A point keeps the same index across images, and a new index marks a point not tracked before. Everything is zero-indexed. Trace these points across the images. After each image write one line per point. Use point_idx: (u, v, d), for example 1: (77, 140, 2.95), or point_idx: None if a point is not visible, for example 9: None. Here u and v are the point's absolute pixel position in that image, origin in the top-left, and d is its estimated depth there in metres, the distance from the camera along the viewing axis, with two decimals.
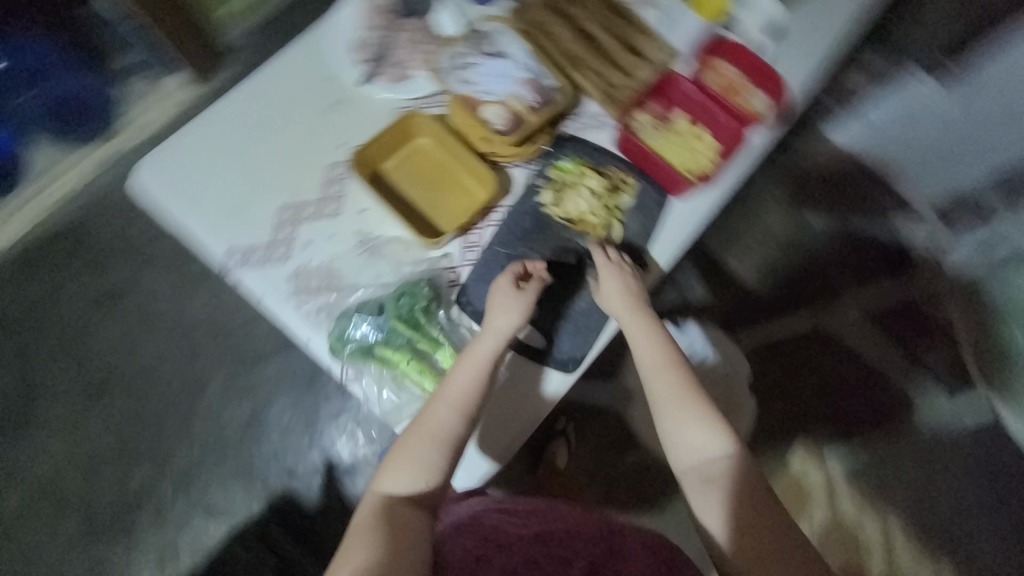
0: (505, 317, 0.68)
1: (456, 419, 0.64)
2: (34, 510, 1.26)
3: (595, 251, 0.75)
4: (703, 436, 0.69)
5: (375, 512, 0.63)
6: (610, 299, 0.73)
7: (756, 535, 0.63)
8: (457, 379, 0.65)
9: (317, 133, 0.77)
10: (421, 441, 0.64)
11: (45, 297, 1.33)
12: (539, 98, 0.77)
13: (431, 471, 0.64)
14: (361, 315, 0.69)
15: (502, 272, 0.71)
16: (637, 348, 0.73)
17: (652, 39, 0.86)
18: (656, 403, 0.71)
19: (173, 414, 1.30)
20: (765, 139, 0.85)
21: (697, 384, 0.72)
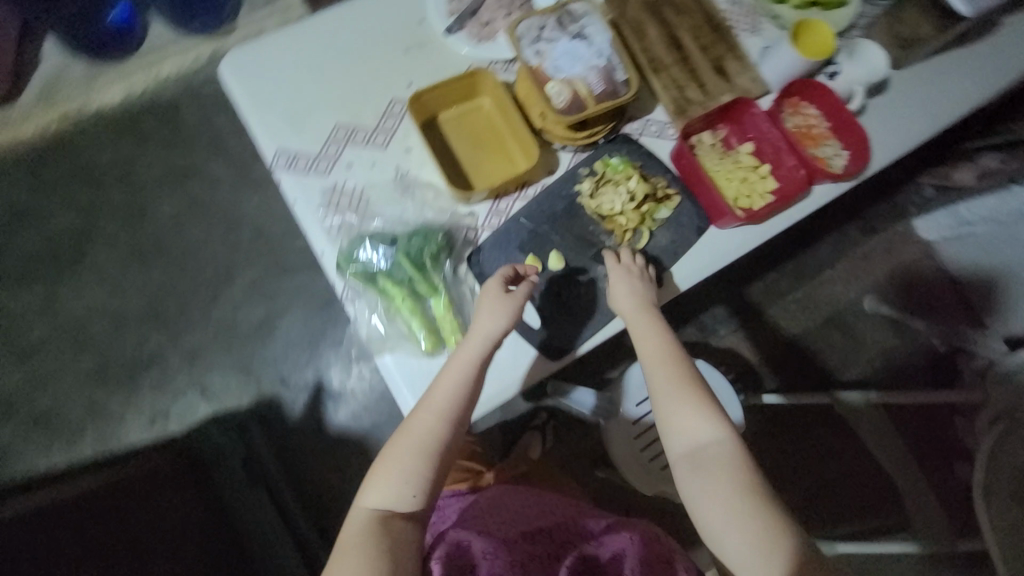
0: (491, 321, 0.68)
1: (442, 428, 0.65)
2: (67, 339, 1.42)
3: (610, 254, 0.75)
4: (695, 418, 0.67)
5: (364, 530, 0.62)
6: (619, 300, 0.73)
7: (750, 520, 0.61)
8: (441, 386, 0.66)
9: (387, 66, 0.80)
10: (408, 450, 0.64)
11: (126, 159, 1.48)
12: (606, 89, 0.74)
13: (418, 481, 0.64)
14: (375, 241, 0.72)
15: (491, 277, 0.72)
16: (640, 339, 0.72)
17: (742, 65, 0.84)
18: (652, 391, 0.70)
19: (200, 297, 1.44)
20: (825, 193, 0.83)
21: (695, 376, 0.70)
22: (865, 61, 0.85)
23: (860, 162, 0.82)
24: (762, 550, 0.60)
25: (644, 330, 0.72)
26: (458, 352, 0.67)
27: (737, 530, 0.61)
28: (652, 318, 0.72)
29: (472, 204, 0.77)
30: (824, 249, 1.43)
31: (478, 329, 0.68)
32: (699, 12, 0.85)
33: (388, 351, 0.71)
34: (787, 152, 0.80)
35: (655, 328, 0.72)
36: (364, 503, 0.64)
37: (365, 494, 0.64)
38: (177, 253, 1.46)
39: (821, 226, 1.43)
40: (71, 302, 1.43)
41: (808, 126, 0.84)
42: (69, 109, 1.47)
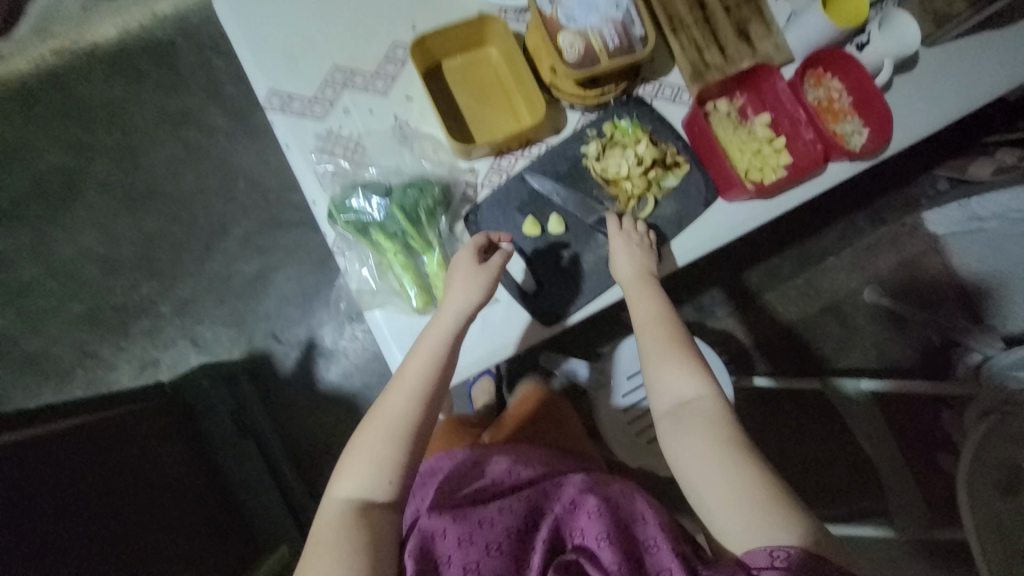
0: (462, 295, 0.65)
1: (415, 409, 0.62)
2: (58, 281, 1.40)
3: (611, 220, 0.72)
4: (682, 374, 0.65)
5: (338, 522, 0.57)
6: (622, 264, 0.70)
7: (734, 476, 0.58)
8: (411, 366, 0.63)
9: (392, 7, 0.75)
10: (379, 433, 0.61)
11: (119, 98, 1.42)
12: (621, 44, 0.69)
13: (393, 466, 0.60)
14: (368, 191, 0.69)
15: (463, 247, 0.68)
16: (633, 294, 0.69)
17: (767, 30, 0.80)
18: (643, 348, 0.68)
19: (194, 247, 1.41)
20: (840, 171, 0.79)
21: (686, 336, 0.68)
22: (899, 32, 0.78)
23: (881, 139, 0.78)
24: (736, 502, 0.56)
25: (642, 291, 0.69)
26: (429, 329, 0.64)
27: (714, 485, 0.58)
28: (646, 275, 0.70)
29: (472, 160, 0.74)
30: (832, 236, 1.40)
31: (449, 304, 0.65)
32: None
33: (378, 306, 0.69)
34: (805, 125, 0.76)
35: (649, 287, 0.69)
36: (337, 495, 0.60)
37: (337, 485, 0.60)
38: (171, 200, 1.42)
39: (830, 212, 1.40)
40: (61, 244, 1.40)
41: (829, 100, 0.80)
42: (62, 42, 1.40)
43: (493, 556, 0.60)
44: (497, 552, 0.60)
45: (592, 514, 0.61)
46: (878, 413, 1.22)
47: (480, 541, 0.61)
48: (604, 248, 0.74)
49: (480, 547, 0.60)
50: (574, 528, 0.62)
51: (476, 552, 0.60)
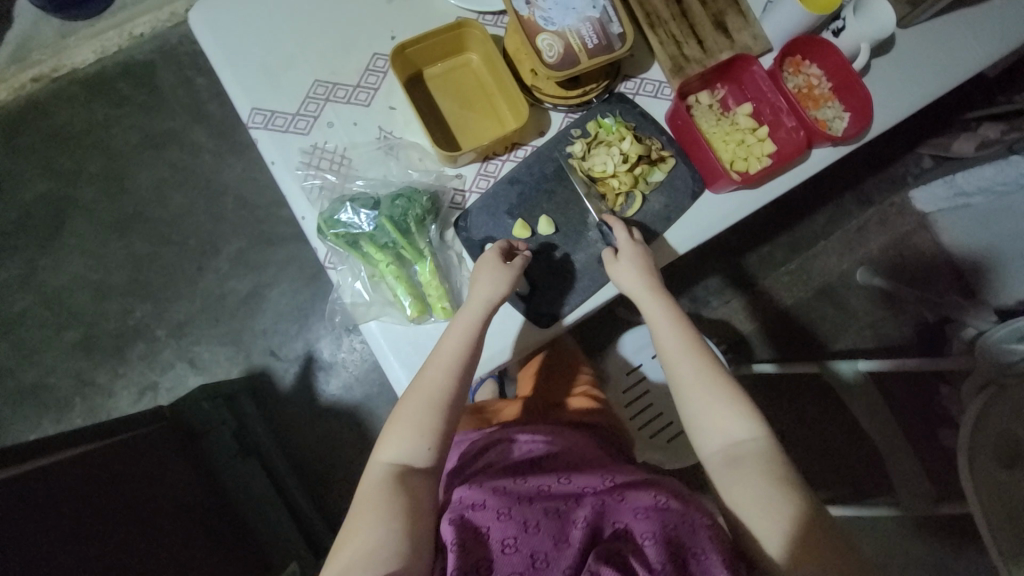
0: (488, 287, 0.67)
1: (449, 386, 0.65)
2: (51, 310, 1.39)
3: (618, 227, 0.72)
4: (722, 411, 0.67)
5: (383, 483, 0.62)
6: (625, 274, 0.71)
7: (792, 516, 0.59)
8: (443, 348, 0.66)
9: (370, 18, 0.75)
10: (417, 408, 0.65)
11: (101, 123, 1.41)
12: (600, 43, 0.69)
13: (429, 436, 0.65)
14: (355, 204, 0.69)
15: (489, 248, 0.70)
16: (660, 335, 0.71)
17: (743, 20, 0.81)
18: (678, 389, 0.69)
19: (185, 268, 1.41)
20: (824, 156, 0.80)
21: (719, 369, 0.69)
22: (875, 17, 0.78)
23: (862, 123, 0.79)
24: (802, 547, 0.57)
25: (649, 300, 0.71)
26: (458, 317, 0.66)
27: (774, 529, 0.59)
28: (669, 309, 0.72)
29: (459, 166, 0.74)
30: (821, 220, 1.41)
31: (477, 293, 0.67)
32: None
33: (374, 317, 0.69)
34: (787, 112, 0.77)
35: (675, 322, 0.71)
36: (381, 458, 0.64)
37: (381, 450, 0.65)
38: (160, 222, 1.42)
39: (818, 196, 1.41)
40: (52, 272, 1.39)
41: (809, 86, 0.81)
42: (42, 70, 1.39)
43: (532, 531, 0.60)
44: (535, 526, 0.60)
45: (640, 512, 0.61)
46: (877, 393, 1.23)
47: (519, 515, 0.61)
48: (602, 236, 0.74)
49: (519, 520, 0.60)
50: (618, 518, 0.62)
51: (515, 526, 0.60)
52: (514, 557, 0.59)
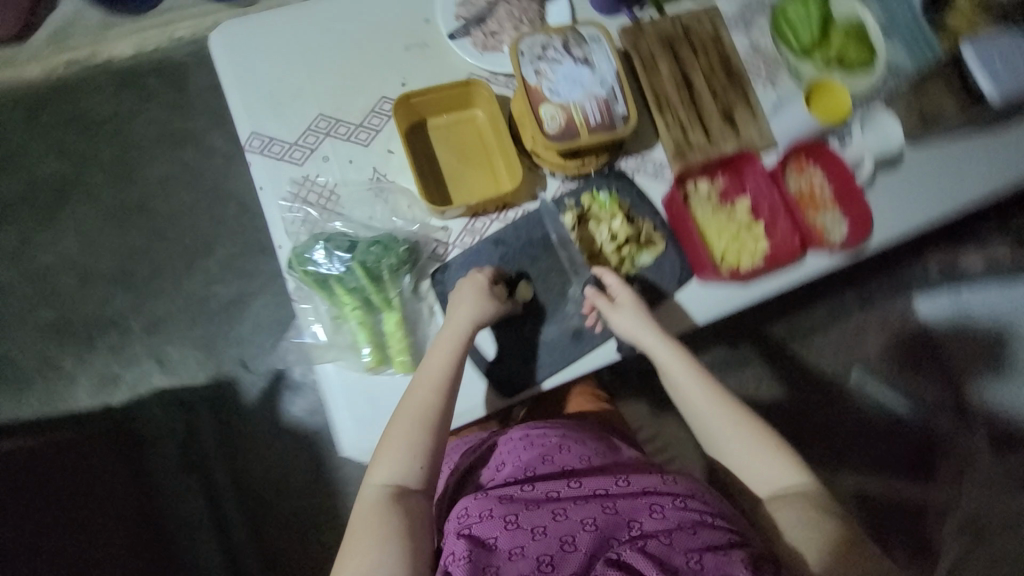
0: (472, 311, 0.66)
1: (434, 406, 0.63)
2: (34, 287, 1.37)
3: (603, 272, 0.72)
4: (755, 451, 0.69)
5: (378, 504, 0.60)
6: (615, 313, 0.70)
7: (846, 546, 0.60)
8: (427, 368, 0.64)
9: (385, 62, 0.77)
10: (404, 426, 0.63)
11: (124, 113, 1.44)
12: (602, 121, 0.69)
13: (417, 455, 0.62)
14: (331, 243, 0.67)
15: (468, 278, 0.69)
16: (682, 388, 0.72)
17: (752, 116, 0.81)
18: (709, 437, 0.71)
19: (176, 264, 1.40)
20: (819, 264, 0.78)
21: (741, 410, 0.71)
22: (880, 130, 0.81)
23: (861, 232, 0.78)
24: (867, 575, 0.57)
25: (652, 339, 0.70)
26: (441, 337, 0.65)
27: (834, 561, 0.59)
28: (686, 357, 0.72)
29: (446, 218, 0.73)
30: (819, 314, 1.38)
31: (459, 313, 0.66)
32: (715, 57, 0.83)
33: (330, 360, 0.66)
34: (784, 212, 0.77)
35: (694, 371, 0.72)
36: (373, 480, 0.62)
37: (373, 471, 0.62)
38: (160, 217, 1.42)
39: (818, 290, 1.39)
40: (43, 251, 1.39)
41: (810, 190, 0.80)
42: (77, 55, 1.43)
43: (540, 537, 0.57)
44: (542, 531, 0.58)
45: (654, 512, 0.59)
46: None
47: (526, 522, 0.58)
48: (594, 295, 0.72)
49: (526, 526, 0.58)
50: (632, 521, 0.59)
51: (522, 531, 0.58)
52: (522, 562, 0.56)
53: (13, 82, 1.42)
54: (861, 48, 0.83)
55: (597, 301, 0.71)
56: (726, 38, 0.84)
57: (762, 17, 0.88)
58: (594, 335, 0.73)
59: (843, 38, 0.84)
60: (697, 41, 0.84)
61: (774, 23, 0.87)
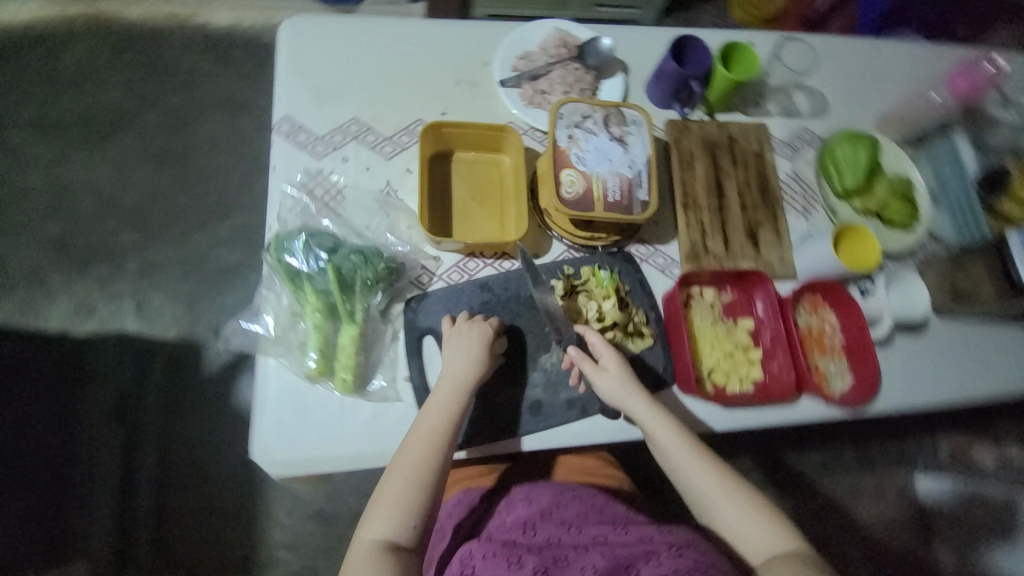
0: (474, 369, 0.63)
1: (432, 463, 0.59)
2: (55, 201, 1.41)
3: (586, 333, 0.68)
4: (749, 515, 0.62)
5: (371, 563, 0.55)
6: (602, 377, 0.66)
7: None
8: (425, 421, 0.61)
9: (433, 90, 0.79)
10: (401, 482, 0.59)
11: (199, 72, 1.53)
12: (620, 201, 0.68)
13: (414, 512, 0.58)
14: (312, 239, 0.64)
15: (469, 319, 0.67)
16: (667, 451, 0.64)
17: (776, 240, 0.79)
18: (698, 500, 0.64)
19: (191, 218, 1.42)
20: (814, 409, 0.73)
21: (730, 472, 0.65)
22: (905, 295, 0.78)
23: (868, 389, 0.73)
24: None
25: (637, 404, 0.65)
26: (441, 390, 0.62)
27: None
28: (675, 422, 0.66)
29: (441, 249, 0.71)
30: (811, 461, 1.28)
31: (460, 369, 0.63)
32: (753, 172, 0.83)
33: (273, 355, 0.63)
34: (783, 344, 0.72)
35: (682, 432, 0.65)
36: (366, 537, 0.57)
37: (366, 527, 0.58)
38: (195, 171, 1.46)
39: (815, 435, 1.29)
40: (77, 170, 1.43)
41: (820, 331, 0.75)
42: (178, 13, 1.54)
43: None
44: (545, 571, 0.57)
45: (651, 557, 0.57)
46: None
47: (531, 562, 0.58)
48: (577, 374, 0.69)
49: (531, 566, 0.58)
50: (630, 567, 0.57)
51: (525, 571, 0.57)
52: None
53: (115, 19, 1.54)
54: (903, 207, 0.83)
55: (581, 362, 0.67)
56: (769, 157, 0.84)
57: (809, 149, 0.88)
58: (555, 410, 0.68)
59: (888, 193, 0.84)
60: (739, 153, 0.84)
61: (820, 158, 0.87)
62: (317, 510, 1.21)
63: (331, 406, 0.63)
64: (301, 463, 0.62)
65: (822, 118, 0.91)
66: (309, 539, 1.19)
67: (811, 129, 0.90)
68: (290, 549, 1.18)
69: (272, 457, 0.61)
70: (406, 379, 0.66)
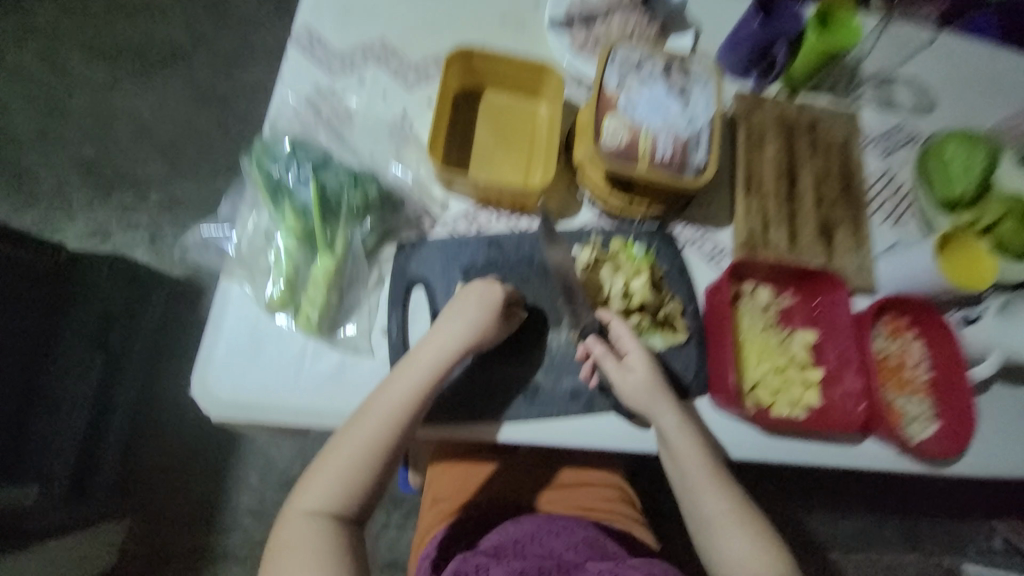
0: (454, 335, 0.52)
1: (389, 433, 0.50)
2: (93, 125, 1.41)
3: (613, 322, 0.56)
4: (756, 553, 0.52)
5: (303, 541, 0.47)
6: (626, 375, 0.54)
7: None
8: (390, 389, 0.51)
9: (473, 22, 0.70)
10: (351, 451, 0.50)
11: (252, 17, 1.51)
12: (671, 161, 0.56)
13: (360, 485, 0.50)
14: (301, 151, 0.55)
15: (474, 287, 0.53)
16: (682, 463, 0.54)
17: (855, 244, 0.65)
18: (700, 523, 0.54)
19: (219, 159, 1.39)
20: (880, 454, 0.58)
21: (747, 500, 0.55)
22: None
23: (950, 449, 0.58)
24: None
25: (662, 405, 0.54)
26: (414, 358, 0.51)
27: None
28: (700, 433, 0.55)
29: (450, 193, 0.61)
30: (844, 528, 1.11)
31: (441, 333, 0.52)
32: (836, 163, 0.69)
33: (238, 279, 0.54)
34: (855, 369, 0.58)
35: (704, 446, 0.54)
36: (301, 508, 0.49)
37: (301, 496, 0.49)
38: (231, 113, 1.43)
39: (854, 498, 1.12)
40: (120, 97, 1.43)
41: (898, 361, 0.61)
42: None
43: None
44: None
45: None
46: None
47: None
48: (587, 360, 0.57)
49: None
50: None
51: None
52: None
53: None
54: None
55: (603, 359, 0.55)
56: (856, 149, 0.70)
57: (907, 149, 0.74)
58: (553, 398, 0.56)
59: (1010, 207, 0.65)
60: (822, 138, 0.69)
61: (922, 159, 0.72)
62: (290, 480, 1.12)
63: (290, 350, 0.54)
64: (242, 403, 0.52)
65: (925, 116, 0.76)
66: (275, 509, 1.09)
67: (912, 127, 0.75)
68: (254, 516, 1.08)
69: (212, 390, 0.52)
70: (382, 333, 0.56)
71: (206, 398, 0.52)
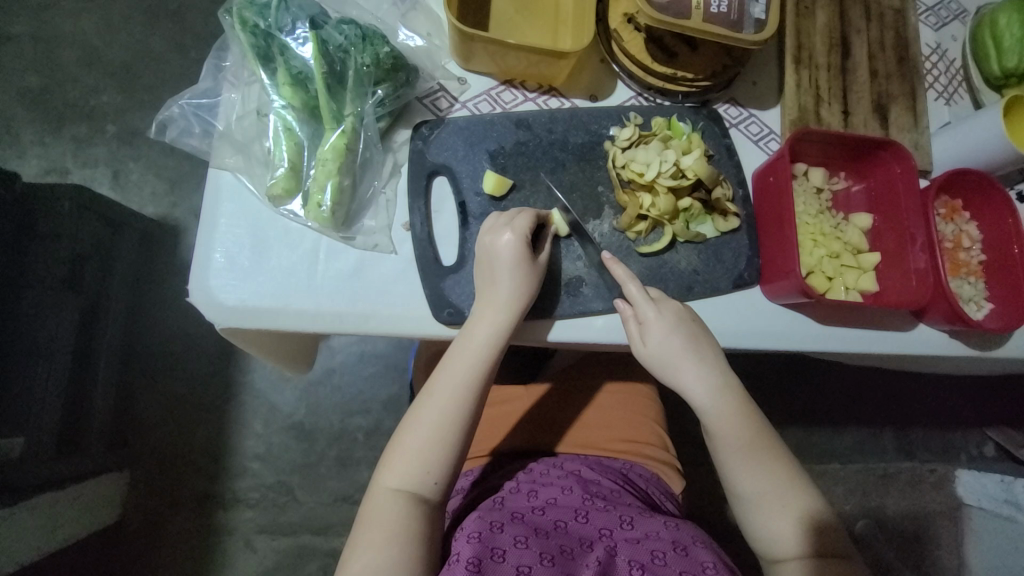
0: (513, 292, 0.46)
1: (465, 409, 0.47)
2: (11, 32, 1.12)
3: (633, 283, 0.49)
4: (796, 521, 0.48)
5: (387, 522, 0.44)
6: (641, 344, 0.49)
7: None
8: (458, 356, 0.47)
9: None
10: (428, 425, 0.46)
11: None
12: (727, 14, 0.49)
13: (442, 460, 0.46)
14: (296, 7, 0.46)
15: (521, 215, 0.48)
16: (716, 438, 0.49)
17: (913, 120, 0.60)
18: (740, 504, 0.49)
19: (142, 60, 1.12)
20: (929, 339, 0.56)
21: (796, 471, 0.49)
22: None
23: (1010, 323, 0.54)
24: None
25: (687, 364, 0.48)
26: (474, 324, 0.46)
27: None
28: (739, 399, 0.50)
29: (468, 69, 0.53)
30: (847, 441, 1.11)
31: (496, 297, 0.46)
32: (891, 34, 0.61)
33: (230, 167, 0.47)
34: (920, 246, 0.52)
35: (747, 418, 0.49)
36: (386, 484, 0.46)
37: (385, 473, 0.46)
38: (195, 33, 1.14)
39: (857, 413, 1.12)
40: (58, 8, 1.13)
41: (956, 244, 0.57)
42: None
43: (550, 564, 0.46)
44: (552, 559, 0.46)
45: (659, 558, 0.48)
46: None
47: (537, 544, 0.47)
48: (638, 274, 0.52)
49: (536, 550, 0.46)
50: (634, 561, 0.48)
51: (530, 556, 0.46)
52: None
53: None
54: None
55: (628, 325, 0.49)
56: (912, 19, 0.62)
57: (958, 23, 0.66)
58: (598, 291, 0.51)
59: None
60: (877, 4, 0.61)
61: (974, 31, 0.63)
62: (290, 424, 1.05)
63: (298, 249, 0.47)
64: (250, 314, 0.45)
65: None
66: (282, 452, 1.04)
67: (961, 1, 0.67)
68: (262, 461, 1.03)
69: (211, 296, 0.45)
70: (404, 228, 0.49)
71: (206, 304, 0.45)
